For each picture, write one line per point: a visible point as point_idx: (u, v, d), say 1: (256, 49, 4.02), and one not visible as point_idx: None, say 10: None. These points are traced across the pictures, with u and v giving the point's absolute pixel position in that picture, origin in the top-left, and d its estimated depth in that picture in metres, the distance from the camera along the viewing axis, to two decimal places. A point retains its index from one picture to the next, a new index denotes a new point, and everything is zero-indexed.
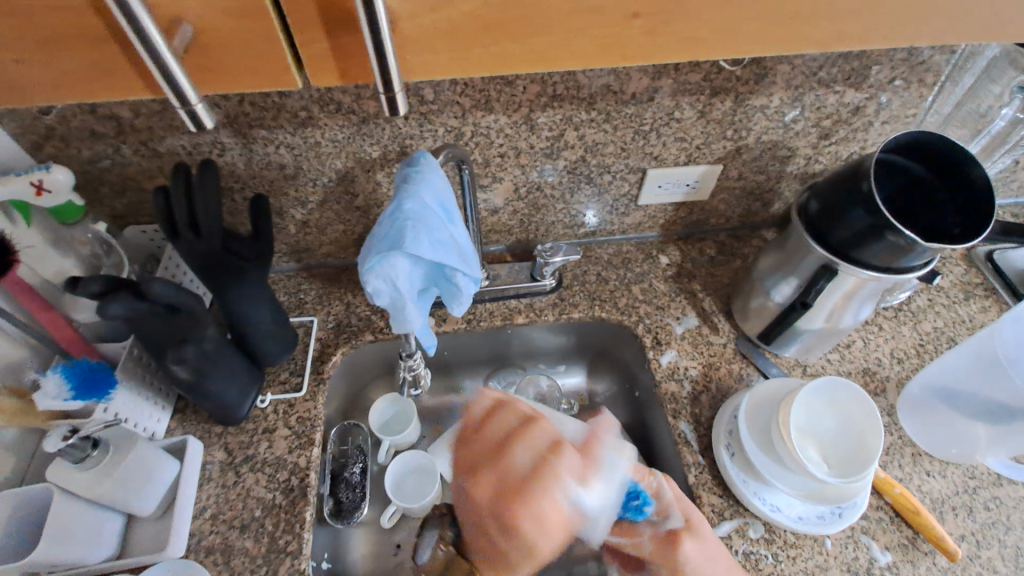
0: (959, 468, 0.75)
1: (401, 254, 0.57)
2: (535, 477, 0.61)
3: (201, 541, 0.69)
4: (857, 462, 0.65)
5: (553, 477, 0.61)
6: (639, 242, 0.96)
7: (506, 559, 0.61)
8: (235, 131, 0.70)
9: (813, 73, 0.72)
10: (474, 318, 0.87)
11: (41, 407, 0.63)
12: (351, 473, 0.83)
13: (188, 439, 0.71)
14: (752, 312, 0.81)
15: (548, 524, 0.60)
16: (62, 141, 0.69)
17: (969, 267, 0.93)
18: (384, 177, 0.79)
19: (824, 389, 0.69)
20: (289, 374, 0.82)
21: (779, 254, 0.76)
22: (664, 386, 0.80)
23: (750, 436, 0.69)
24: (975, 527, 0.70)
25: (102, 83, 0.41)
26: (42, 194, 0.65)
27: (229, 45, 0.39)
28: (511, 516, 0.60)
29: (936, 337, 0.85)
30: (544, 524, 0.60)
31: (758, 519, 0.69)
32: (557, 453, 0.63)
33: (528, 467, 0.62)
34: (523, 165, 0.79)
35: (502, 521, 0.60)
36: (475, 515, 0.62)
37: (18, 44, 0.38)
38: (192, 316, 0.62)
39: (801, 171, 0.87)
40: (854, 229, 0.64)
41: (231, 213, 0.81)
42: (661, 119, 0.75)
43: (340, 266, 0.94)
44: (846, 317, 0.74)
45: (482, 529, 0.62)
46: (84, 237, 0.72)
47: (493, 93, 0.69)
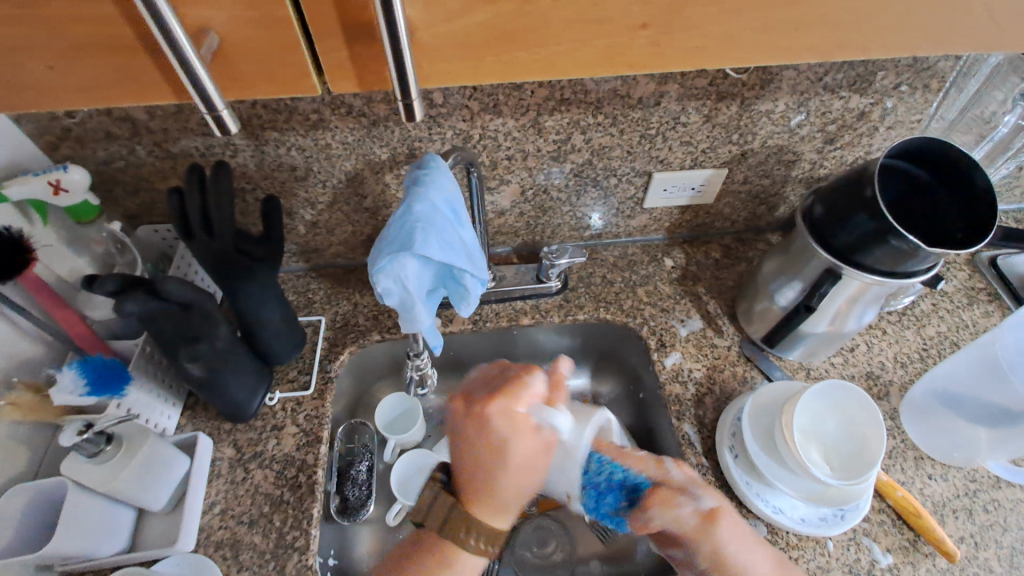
0: (961, 472, 0.75)
1: (410, 255, 0.58)
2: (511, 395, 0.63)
3: (211, 536, 0.70)
4: (859, 464, 0.66)
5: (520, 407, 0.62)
6: (645, 244, 0.97)
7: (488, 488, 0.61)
8: (248, 133, 0.71)
9: (819, 79, 0.73)
10: (480, 319, 0.88)
11: (57, 402, 0.64)
12: (357, 471, 0.84)
13: (199, 436, 0.73)
14: (756, 316, 0.82)
15: (522, 424, 0.62)
16: (78, 142, 0.71)
17: (973, 272, 0.94)
18: (392, 179, 0.80)
19: (827, 393, 0.69)
20: (297, 373, 0.83)
21: (784, 257, 0.77)
22: (668, 388, 0.80)
23: (752, 437, 0.70)
24: (977, 531, 0.70)
25: (130, 90, 0.42)
26: (60, 194, 0.66)
27: (252, 53, 0.40)
28: (490, 422, 0.62)
29: (939, 341, 0.86)
30: (523, 426, 0.62)
31: (761, 520, 0.70)
32: (531, 372, 0.65)
33: (516, 409, 0.62)
34: (530, 167, 0.80)
35: (473, 427, 0.62)
36: (468, 455, 0.63)
37: (51, 52, 0.39)
38: (205, 313, 0.63)
39: (806, 175, 0.87)
40: (858, 234, 0.65)
41: (242, 213, 0.82)
42: (667, 123, 0.76)
43: (348, 267, 0.95)
44: (850, 321, 0.74)
45: (469, 454, 0.63)
46: (99, 236, 0.74)
47: (502, 96, 0.70)
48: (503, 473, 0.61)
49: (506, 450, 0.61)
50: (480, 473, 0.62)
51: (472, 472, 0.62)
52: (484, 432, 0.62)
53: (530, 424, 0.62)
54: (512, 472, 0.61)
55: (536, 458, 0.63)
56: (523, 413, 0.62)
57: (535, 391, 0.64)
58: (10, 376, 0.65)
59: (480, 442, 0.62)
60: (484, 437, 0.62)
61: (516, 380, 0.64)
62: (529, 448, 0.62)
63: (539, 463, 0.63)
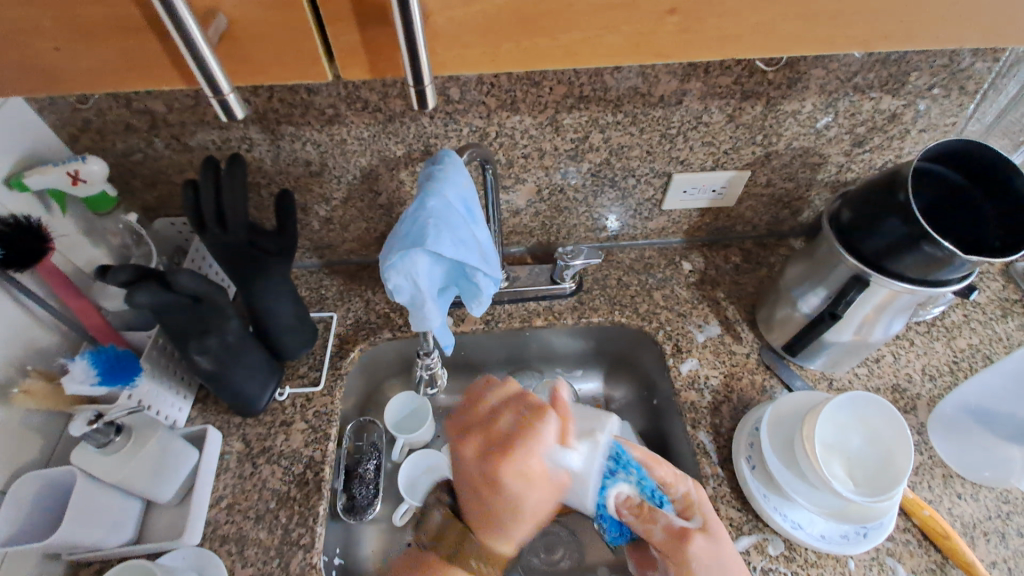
0: (993, 492, 0.71)
1: (422, 252, 0.56)
2: (518, 435, 0.55)
3: (217, 530, 0.69)
4: (885, 479, 0.63)
5: (529, 444, 0.54)
6: (662, 247, 0.94)
7: (497, 520, 0.55)
8: (264, 126, 0.71)
9: (850, 79, 0.70)
10: (492, 319, 0.86)
11: (68, 391, 0.64)
12: (365, 470, 0.83)
13: (208, 429, 0.73)
14: (777, 323, 0.79)
15: (534, 474, 0.55)
16: (98, 134, 0.71)
17: (1007, 283, 0.90)
18: (408, 176, 0.79)
19: (851, 405, 0.66)
20: (307, 369, 0.82)
21: (808, 263, 0.74)
22: (684, 395, 0.78)
23: (772, 448, 0.67)
24: (1010, 555, 0.67)
25: (137, 73, 0.42)
26: (78, 184, 0.66)
27: (261, 36, 0.40)
28: (492, 474, 0.53)
29: (971, 354, 0.82)
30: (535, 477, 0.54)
31: (778, 535, 0.67)
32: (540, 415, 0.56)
33: (520, 462, 0.54)
34: (547, 166, 0.79)
35: (484, 484, 0.54)
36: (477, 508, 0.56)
37: (60, 33, 0.39)
38: (216, 305, 0.63)
39: (832, 179, 0.84)
40: (889, 239, 0.62)
41: (257, 208, 0.83)
42: (689, 122, 0.74)
43: (361, 264, 0.94)
44: (877, 330, 0.71)
45: (475, 499, 0.56)
46: (116, 228, 0.75)
47: (520, 93, 0.69)
48: (518, 521, 0.55)
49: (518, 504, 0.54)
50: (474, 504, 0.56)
51: (482, 511, 0.56)
52: (492, 486, 0.54)
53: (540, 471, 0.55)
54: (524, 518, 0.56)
55: (541, 490, 0.55)
56: (515, 467, 0.54)
57: (550, 430, 0.55)
58: (24, 363, 0.65)
59: (486, 492, 0.54)
60: (494, 489, 0.54)
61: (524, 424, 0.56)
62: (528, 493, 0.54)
63: (546, 492, 0.56)
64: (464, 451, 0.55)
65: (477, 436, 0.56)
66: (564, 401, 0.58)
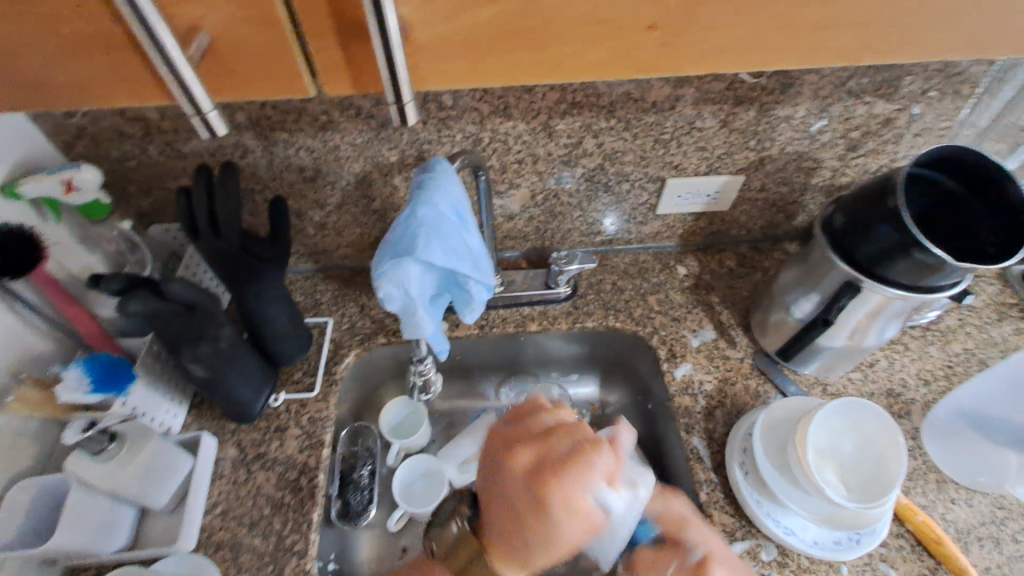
0: (987, 498, 0.71)
1: (413, 261, 0.57)
2: (569, 460, 0.51)
3: (211, 536, 0.70)
4: (877, 484, 0.63)
5: (594, 462, 0.51)
6: (657, 252, 0.94)
7: (522, 545, 0.49)
8: (257, 133, 0.71)
9: (843, 83, 0.70)
10: (487, 324, 0.87)
11: (62, 400, 0.65)
12: (360, 475, 0.83)
13: (202, 435, 0.73)
14: (771, 328, 0.79)
15: (580, 508, 0.50)
16: (92, 141, 0.71)
17: (1003, 287, 0.90)
18: (401, 181, 0.79)
19: (844, 411, 0.67)
20: (302, 375, 0.82)
21: (802, 268, 0.74)
22: (678, 400, 0.78)
23: (764, 454, 0.67)
24: (1003, 560, 0.67)
25: (119, 89, 0.42)
26: (71, 192, 0.67)
27: (243, 54, 0.40)
28: (542, 495, 0.49)
29: (965, 358, 0.82)
30: (578, 507, 0.50)
31: (771, 541, 0.67)
32: (597, 446, 0.53)
33: (575, 491, 0.50)
34: (541, 171, 0.79)
35: (529, 504, 0.49)
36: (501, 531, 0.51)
37: (42, 50, 0.39)
38: (209, 313, 0.64)
39: (826, 183, 0.84)
40: (881, 245, 0.62)
41: (251, 214, 0.83)
42: (682, 128, 0.74)
43: (357, 269, 0.94)
44: (870, 336, 0.71)
45: (504, 516, 0.50)
46: (111, 235, 0.75)
47: (512, 99, 0.69)
48: (549, 554, 0.49)
49: (557, 536, 0.49)
50: (507, 526, 0.50)
51: (510, 530, 0.50)
52: (540, 510, 0.49)
53: (585, 503, 0.50)
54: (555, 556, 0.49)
55: (584, 529, 0.50)
56: (577, 492, 0.50)
57: (604, 465, 0.52)
58: (19, 370, 0.66)
59: (526, 516, 0.49)
60: (540, 514, 0.49)
61: (581, 448, 0.52)
62: (572, 522, 0.49)
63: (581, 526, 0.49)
64: (516, 462, 0.51)
65: (532, 450, 0.52)
66: (622, 446, 0.55)
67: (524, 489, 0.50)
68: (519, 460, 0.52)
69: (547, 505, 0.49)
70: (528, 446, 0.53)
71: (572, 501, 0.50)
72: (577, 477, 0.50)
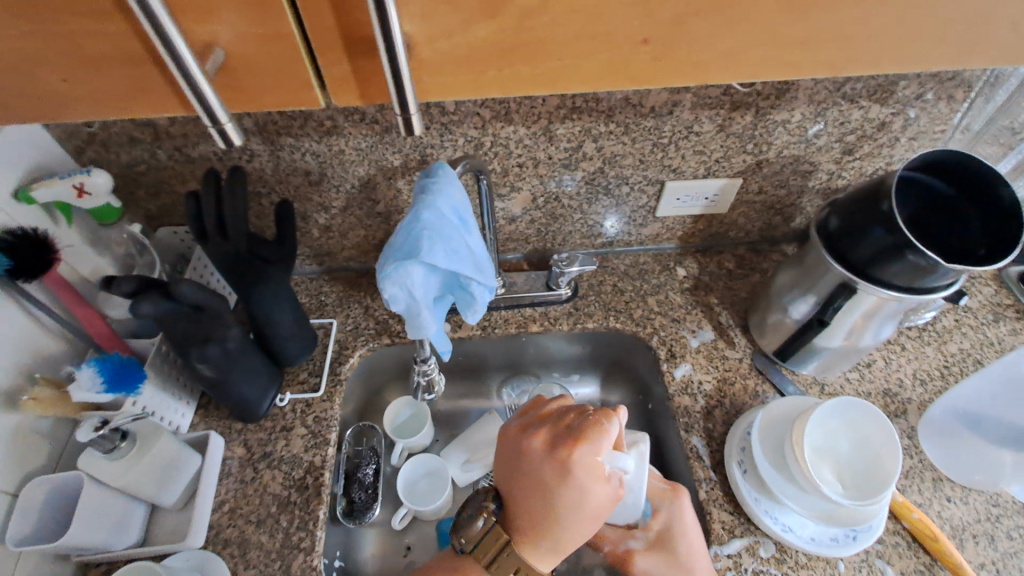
0: (982, 496, 0.72)
1: (417, 263, 0.58)
2: (585, 432, 0.58)
3: (219, 534, 0.71)
4: (873, 482, 0.64)
5: (605, 432, 0.57)
6: (657, 253, 0.96)
7: (555, 517, 0.57)
8: (264, 138, 0.73)
9: (838, 88, 0.71)
10: (489, 325, 0.88)
11: (74, 398, 0.65)
12: (364, 474, 0.85)
13: (210, 435, 0.74)
14: (769, 328, 0.80)
15: (599, 470, 0.57)
16: (102, 147, 0.73)
17: (999, 288, 0.91)
18: (405, 185, 0.81)
19: (841, 410, 0.68)
20: (307, 375, 0.84)
21: (798, 269, 0.75)
22: (678, 400, 0.79)
23: (762, 452, 0.69)
24: (998, 557, 0.68)
25: (138, 101, 0.44)
26: (83, 196, 0.68)
27: (257, 68, 0.41)
28: (567, 464, 0.56)
29: (961, 359, 0.83)
30: (599, 473, 0.57)
31: (769, 538, 0.69)
32: (605, 416, 0.59)
33: (595, 457, 0.57)
34: (542, 175, 0.80)
35: (555, 476, 0.56)
36: (531, 509, 0.58)
37: (65, 65, 0.40)
38: (218, 315, 0.65)
39: (823, 186, 0.85)
40: (875, 248, 0.63)
41: (257, 217, 0.84)
42: (680, 132, 0.75)
43: (361, 270, 0.96)
44: (866, 336, 0.72)
45: (532, 494, 0.58)
46: (120, 237, 0.77)
47: (513, 104, 0.70)
48: (577, 522, 0.57)
49: (584, 500, 0.56)
50: (542, 504, 0.57)
51: (540, 507, 0.57)
52: (565, 479, 0.56)
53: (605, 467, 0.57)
54: (585, 522, 0.57)
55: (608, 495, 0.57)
56: (597, 459, 0.57)
57: (614, 433, 0.58)
58: (32, 370, 0.67)
59: (552, 489, 0.57)
60: (566, 482, 0.56)
61: (592, 422, 0.58)
62: (597, 488, 0.56)
63: (603, 490, 0.57)
64: (534, 443, 0.59)
65: (548, 430, 0.60)
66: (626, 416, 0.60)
67: (547, 465, 0.57)
68: (539, 441, 0.59)
69: (570, 475, 0.56)
70: (547, 427, 0.60)
71: (590, 468, 0.56)
72: (592, 447, 0.57)
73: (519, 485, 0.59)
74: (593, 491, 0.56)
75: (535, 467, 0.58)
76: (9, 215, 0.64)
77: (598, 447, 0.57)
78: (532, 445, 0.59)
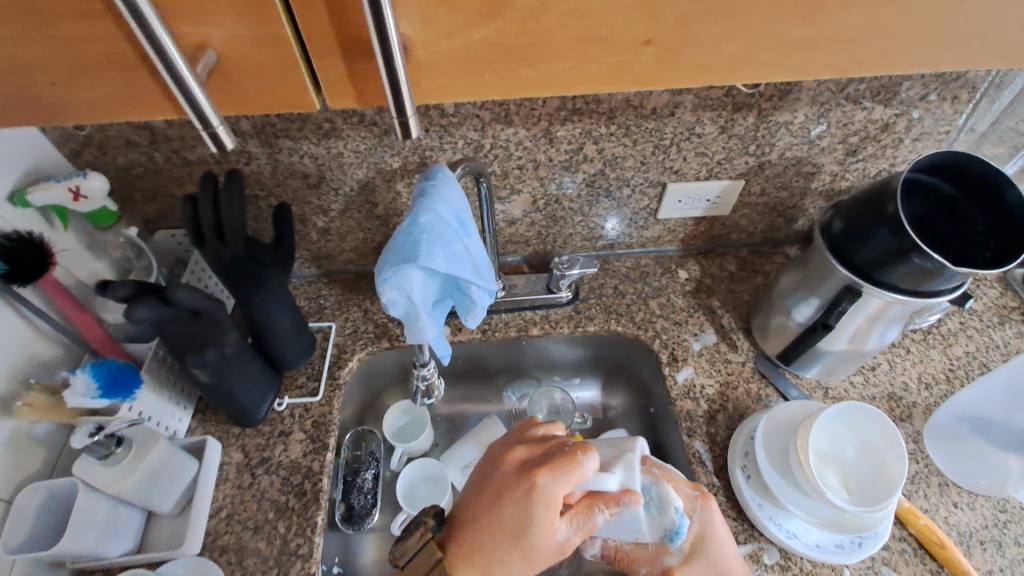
0: (988, 501, 0.71)
1: (416, 267, 0.57)
2: (557, 462, 0.53)
3: (217, 540, 0.70)
4: (879, 488, 0.63)
5: (580, 469, 0.52)
6: (659, 256, 0.95)
7: (491, 540, 0.53)
8: (261, 141, 0.72)
9: (841, 89, 0.70)
10: (489, 329, 0.87)
11: (69, 404, 0.65)
12: (363, 479, 0.84)
13: (207, 439, 0.74)
14: (772, 331, 0.80)
15: (556, 501, 0.52)
16: (98, 149, 0.72)
17: (1004, 290, 0.90)
18: (404, 187, 0.80)
19: (846, 415, 0.67)
20: (305, 379, 0.83)
21: (802, 272, 0.74)
22: (680, 404, 0.78)
23: (766, 457, 0.68)
24: (1005, 563, 0.67)
25: (132, 105, 0.43)
26: (79, 200, 0.67)
27: (250, 70, 0.41)
28: (524, 486, 0.53)
29: (967, 362, 0.82)
30: (553, 505, 0.52)
31: (773, 544, 0.68)
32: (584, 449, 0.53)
33: (554, 489, 0.52)
34: (542, 177, 0.80)
35: (510, 493, 0.54)
36: (470, 525, 0.55)
37: (57, 68, 0.40)
38: (215, 320, 0.64)
39: (826, 187, 0.85)
40: (879, 250, 0.62)
41: (255, 220, 0.84)
42: (681, 133, 0.75)
43: (360, 273, 0.95)
44: (871, 340, 0.71)
45: (481, 507, 0.55)
46: (117, 241, 0.75)
47: (513, 106, 0.70)
48: (516, 548, 0.53)
49: (526, 527, 0.52)
50: (485, 522, 0.54)
51: (482, 525, 0.54)
52: (517, 499, 0.53)
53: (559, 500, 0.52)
54: (523, 550, 0.53)
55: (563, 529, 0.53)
56: (558, 491, 0.52)
57: (590, 467, 0.52)
58: (27, 376, 0.67)
59: (501, 507, 0.53)
60: (516, 501, 0.53)
61: (570, 454, 0.53)
62: (545, 518, 0.52)
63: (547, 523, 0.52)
64: (513, 458, 0.57)
65: (528, 449, 0.57)
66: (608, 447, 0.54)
67: (508, 481, 0.55)
68: (517, 457, 0.56)
69: (524, 496, 0.53)
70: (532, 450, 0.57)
71: (546, 498, 0.52)
72: (556, 479, 0.52)
73: (478, 497, 0.56)
74: (538, 523, 0.52)
75: (499, 480, 0.56)
76: (4, 218, 0.64)
77: (567, 479, 0.52)
78: (509, 460, 0.57)
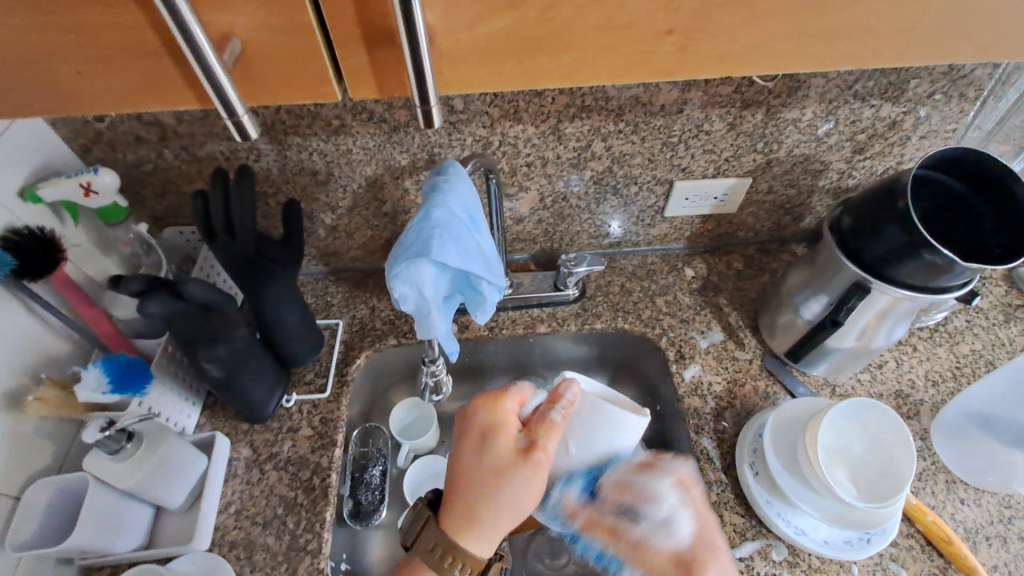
0: (996, 497, 0.71)
1: (428, 261, 0.57)
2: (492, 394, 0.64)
3: (225, 536, 0.70)
4: (887, 487, 0.63)
5: (511, 392, 0.64)
6: (665, 254, 0.95)
7: (467, 476, 0.59)
8: (272, 137, 0.72)
9: (850, 87, 0.71)
10: (496, 326, 0.87)
11: (80, 398, 0.65)
12: (371, 476, 0.84)
13: (216, 435, 0.74)
14: (779, 329, 0.80)
15: (502, 422, 0.61)
16: (109, 145, 0.73)
17: (1009, 288, 0.90)
18: (412, 184, 0.80)
19: (855, 412, 0.67)
20: (313, 376, 0.83)
21: (810, 269, 0.74)
22: (688, 401, 0.79)
23: (775, 453, 0.68)
24: (1013, 559, 0.67)
25: (153, 95, 0.43)
26: (90, 195, 0.68)
27: (274, 60, 0.41)
28: (472, 417, 0.62)
29: (973, 359, 0.82)
30: (502, 425, 0.61)
31: (782, 541, 0.68)
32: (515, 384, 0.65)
33: (497, 412, 0.62)
34: (550, 175, 0.80)
35: (467, 433, 0.61)
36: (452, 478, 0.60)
37: (80, 58, 0.40)
38: (225, 315, 0.64)
39: (833, 185, 0.85)
40: (889, 246, 0.62)
41: (264, 216, 0.84)
42: (690, 131, 0.75)
43: (367, 271, 0.95)
44: (879, 336, 0.72)
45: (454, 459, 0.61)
46: (126, 237, 0.76)
47: (522, 103, 0.70)
48: (487, 475, 0.58)
49: (488, 449, 0.59)
50: (459, 466, 0.60)
51: (457, 469, 0.60)
52: (472, 431, 0.61)
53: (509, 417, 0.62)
54: (495, 478, 0.57)
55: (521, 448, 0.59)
56: (502, 411, 0.62)
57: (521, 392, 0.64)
58: (38, 371, 0.67)
59: (466, 446, 0.61)
60: (473, 433, 0.61)
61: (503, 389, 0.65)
62: (498, 438, 0.60)
63: (506, 439, 0.60)
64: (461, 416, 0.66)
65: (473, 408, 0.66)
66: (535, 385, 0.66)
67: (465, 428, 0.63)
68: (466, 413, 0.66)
69: (474, 423, 0.62)
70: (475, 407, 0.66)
71: (494, 419, 0.61)
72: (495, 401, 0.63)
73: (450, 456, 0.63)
74: (496, 443, 0.59)
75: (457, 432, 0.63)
76: (16, 214, 0.64)
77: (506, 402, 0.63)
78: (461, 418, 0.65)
